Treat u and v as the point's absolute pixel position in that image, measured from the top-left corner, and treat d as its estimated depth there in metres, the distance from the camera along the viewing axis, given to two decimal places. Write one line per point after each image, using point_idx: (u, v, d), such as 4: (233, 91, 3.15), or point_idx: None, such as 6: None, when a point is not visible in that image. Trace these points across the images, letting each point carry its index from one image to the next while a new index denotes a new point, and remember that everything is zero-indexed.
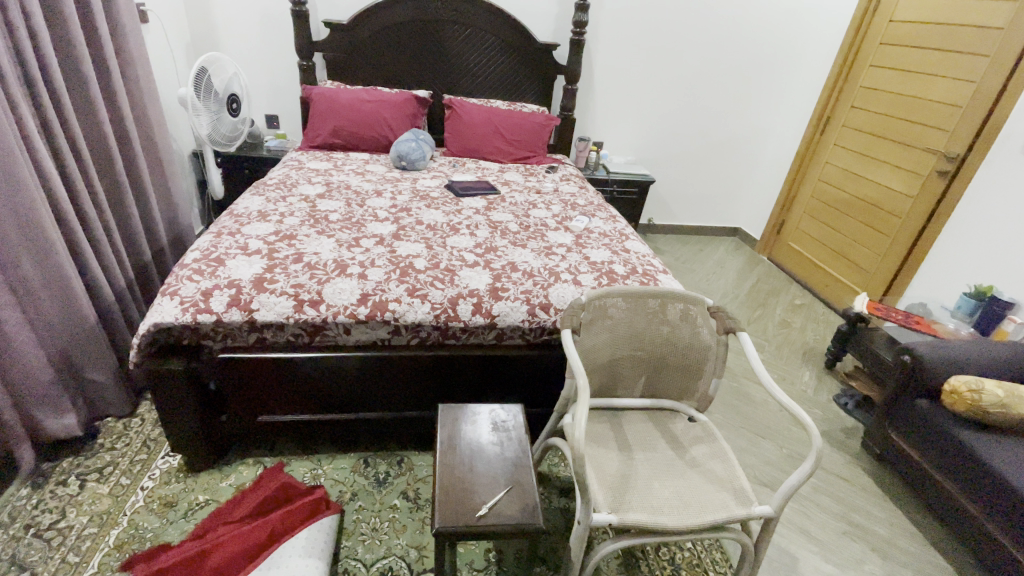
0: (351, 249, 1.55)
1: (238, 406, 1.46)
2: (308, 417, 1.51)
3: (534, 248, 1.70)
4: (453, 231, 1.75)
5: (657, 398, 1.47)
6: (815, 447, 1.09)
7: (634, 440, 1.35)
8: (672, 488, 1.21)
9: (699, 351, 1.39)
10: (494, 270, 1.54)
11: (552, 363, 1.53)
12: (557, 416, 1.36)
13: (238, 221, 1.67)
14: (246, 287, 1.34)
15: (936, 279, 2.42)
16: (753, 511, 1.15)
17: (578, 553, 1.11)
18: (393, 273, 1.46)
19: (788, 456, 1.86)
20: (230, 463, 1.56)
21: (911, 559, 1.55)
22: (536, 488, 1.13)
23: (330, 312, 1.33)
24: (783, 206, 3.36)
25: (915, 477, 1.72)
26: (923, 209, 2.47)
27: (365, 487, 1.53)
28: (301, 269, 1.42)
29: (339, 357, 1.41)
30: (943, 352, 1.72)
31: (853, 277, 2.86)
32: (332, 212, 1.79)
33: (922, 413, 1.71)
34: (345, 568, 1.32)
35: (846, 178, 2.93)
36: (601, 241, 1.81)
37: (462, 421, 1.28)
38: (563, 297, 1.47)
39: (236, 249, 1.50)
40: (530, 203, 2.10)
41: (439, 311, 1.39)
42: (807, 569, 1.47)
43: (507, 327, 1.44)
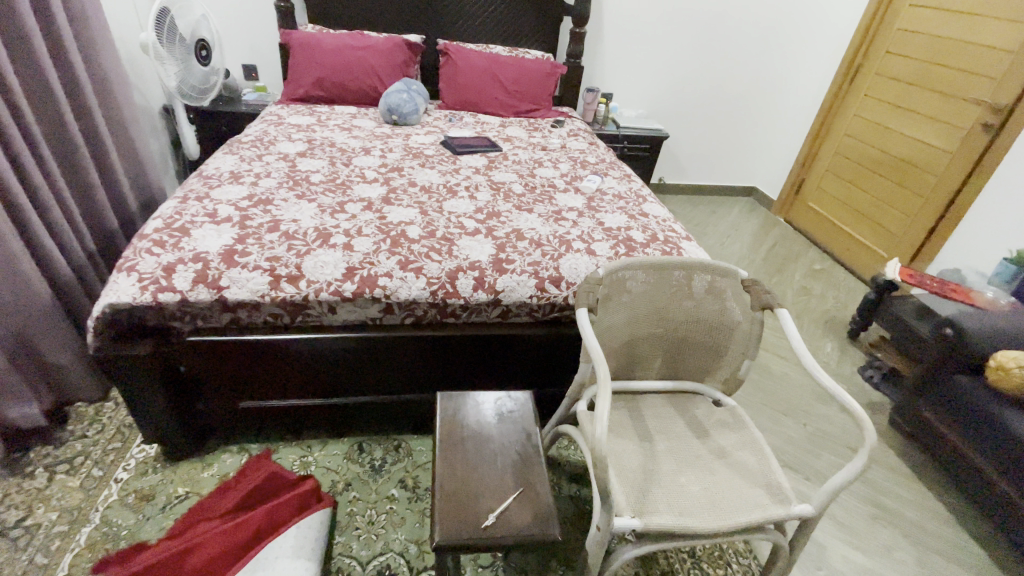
0: (335, 215, 1.37)
1: (218, 392, 1.32)
2: (295, 402, 1.38)
3: (542, 213, 1.52)
4: (451, 194, 1.56)
5: (678, 380, 1.33)
6: (867, 442, 0.95)
7: (655, 428, 1.21)
8: (700, 484, 1.08)
9: (727, 329, 1.25)
10: (497, 238, 1.37)
11: (563, 342, 1.37)
12: (569, 402, 1.22)
13: (208, 184, 1.48)
14: (215, 261, 1.17)
15: (973, 241, 2.24)
16: (793, 511, 1.02)
17: (596, 559, 0.99)
18: (383, 243, 1.28)
19: (812, 435, 1.74)
20: (212, 451, 1.43)
21: (944, 545, 1.44)
22: (549, 490, 1.00)
23: (312, 289, 1.17)
24: (804, 163, 3.14)
25: (948, 457, 1.60)
26: (962, 167, 2.28)
27: (360, 475, 1.41)
28: (278, 239, 1.25)
29: (325, 337, 1.25)
30: (987, 324, 1.58)
31: (879, 240, 2.67)
32: (315, 173, 1.59)
33: (959, 390, 1.58)
34: (338, 567, 1.21)
35: (876, 134, 2.70)
36: (615, 204, 1.62)
37: (462, 410, 1.14)
38: (576, 270, 1.30)
39: (204, 216, 1.32)
40: (535, 161, 1.90)
41: (436, 287, 1.22)
42: (836, 558, 1.37)
43: (512, 303, 1.28)
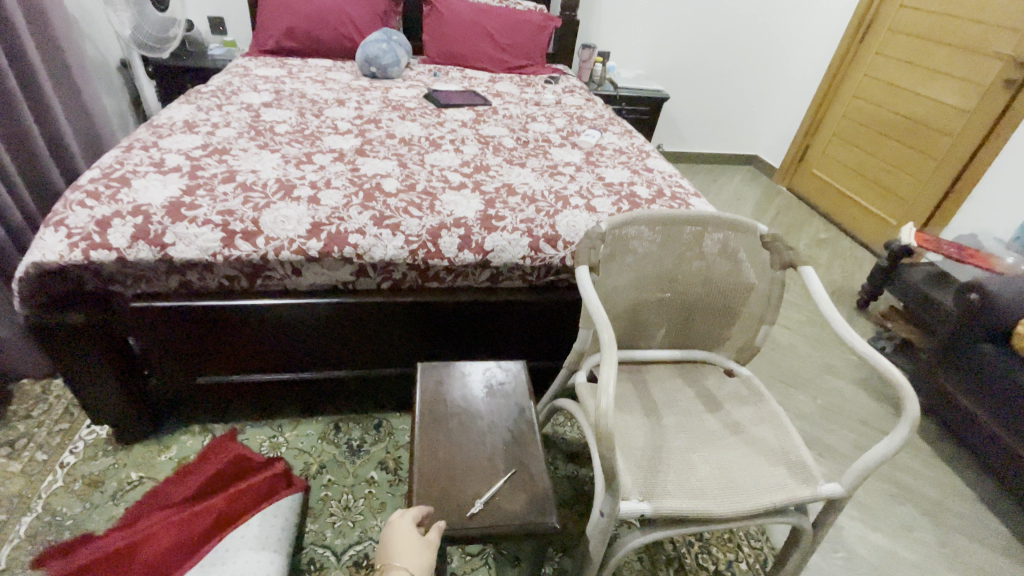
0: (300, 166, 1.21)
1: (173, 366, 1.18)
2: (261, 377, 1.24)
3: (535, 167, 1.37)
4: (434, 147, 1.40)
5: (686, 349, 1.20)
6: (908, 413, 0.82)
7: (662, 401, 1.09)
8: (714, 462, 0.96)
9: (742, 292, 1.12)
10: (485, 193, 1.22)
11: (559, 309, 1.24)
12: (566, 374, 1.09)
13: (158, 134, 1.31)
14: (158, 215, 1.02)
15: (989, 206, 2.12)
16: (820, 492, 0.90)
17: (598, 548, 0.87)
18: (355, 196, 1.12)
19: (822, 408, 1.64)
20: (171, 432, 1.29)
21: (965, 523, 1.35)
22: (545, 471, 0.87)
23: (271, 247, 1.01)
24: (809, 128, 2.99)
25: (969, 431, 1.50)
26: (980, 126, 2.15)
27: (336, 457, 1.28)
28: (233, 191, 1.09)
29: (291, 304, 1.10)
30: (1016, 288, 1.46)
31: (889, 207, 2.54)
32: (281, 123, 1.42)
33: (984, 359, 1.47)
34: (310, 558, 1.09)
35: (887, 94, 2.56)
36: (616, 159, 1.47)
37: (447, 383, 1.00)
38: (574, 227, 1.16)
39: (149, 166, 1.16)
40: (528, 115, 1.74)
41: (415, 246, 1.07)
42: (852, 539, 1.27)
43: (503, 265, 1.14)
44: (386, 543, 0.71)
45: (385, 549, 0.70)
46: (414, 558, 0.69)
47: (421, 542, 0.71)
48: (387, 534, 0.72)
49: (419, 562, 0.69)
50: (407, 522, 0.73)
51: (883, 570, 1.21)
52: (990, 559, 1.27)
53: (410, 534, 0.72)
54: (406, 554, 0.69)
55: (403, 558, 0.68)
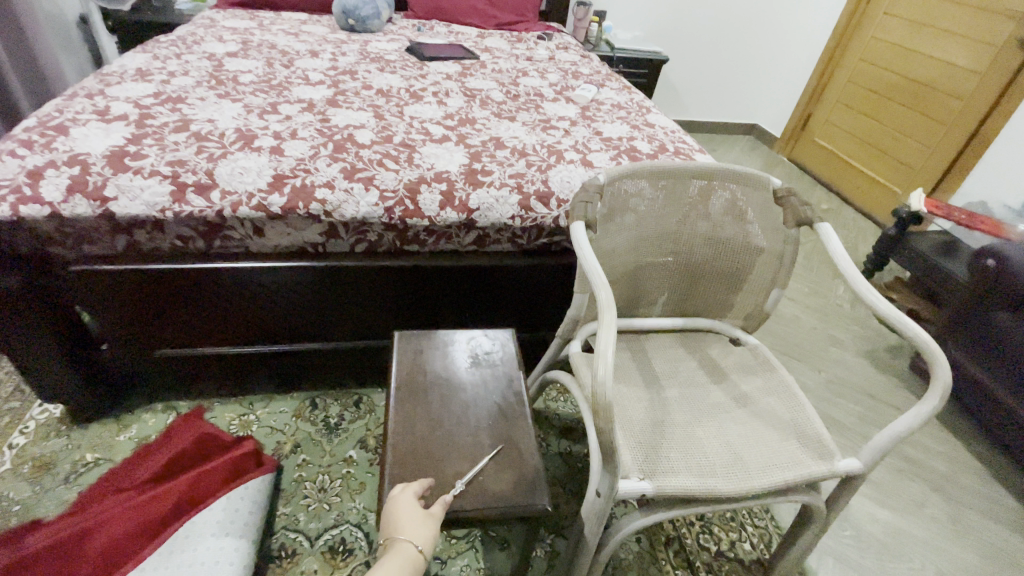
0: (264, 116, 1.09)
1: (128, 339, 1.07)
2: (227, 350, 1.13)
3: (526, 121, 1.25)
4: (415, 99, 1.28)
5: (690, 317, 1.11)
6: (940, 380, 0.73)
7: (663, 372, 1.00)
8: (721, 436, 0.87)
9: (751, 253, 1.02)
10: (471, 146, 1.11)
11: (552, 274, 1.14)
12: (559, 344, 1.00)
13: (106, 82, 1.18)
14: (98, 166, 0.90)
15: (1000, 172, 2.03)
16: (837, 468, 0.82)
17: (594, 531, 0.79)
18: (323, 147, 1.01)
19: (827, 381, 1.57)
20: (132, 410, 1.19)
21: (977, 500, 1.29)
22: (536, 449, 0.78)
23: (226, 202, 0.90)
24: (812, 94, 2.87)
25: (981, 405, 1.43)
26: (992, 89, 2.04)
27: (312, 435, 1.19)
28: (186, 140, 0.97)
29: (254, 268, 0.99)
30: None
31: (894, 176, 2.45)
32: (246, 73, 1.29)
33: (999, 329, 1.39)
34: (281, 543, 1.00)
35: (895, 57, 2.44)
36: (615, 114, 1.36)
37: (427, 353, 0.91)
38: (568, 183, 1.05)
39: (92, 115, 1.03)
40: (519, 70, 1.61)
41: (391, 202, 0.96)
42: (860, 517, 1.20)
43: (490, 226, 1.03)
44: (388, 516, 0.64)
45: (386, 524, 0.63)
46: (420, 530, 0.62)
47: (427, 513, 0.64)
48: (388, 508, 0.65)
49: (426, 534, 0.62)
50: (410, 494, 0.66)
51: (893, 549, 1.14)
52: (1004, 536, 1.21)
53: (414, 506, 0.65)
54: (411, 526, 0.62)
55: (407, 531, 0.62)
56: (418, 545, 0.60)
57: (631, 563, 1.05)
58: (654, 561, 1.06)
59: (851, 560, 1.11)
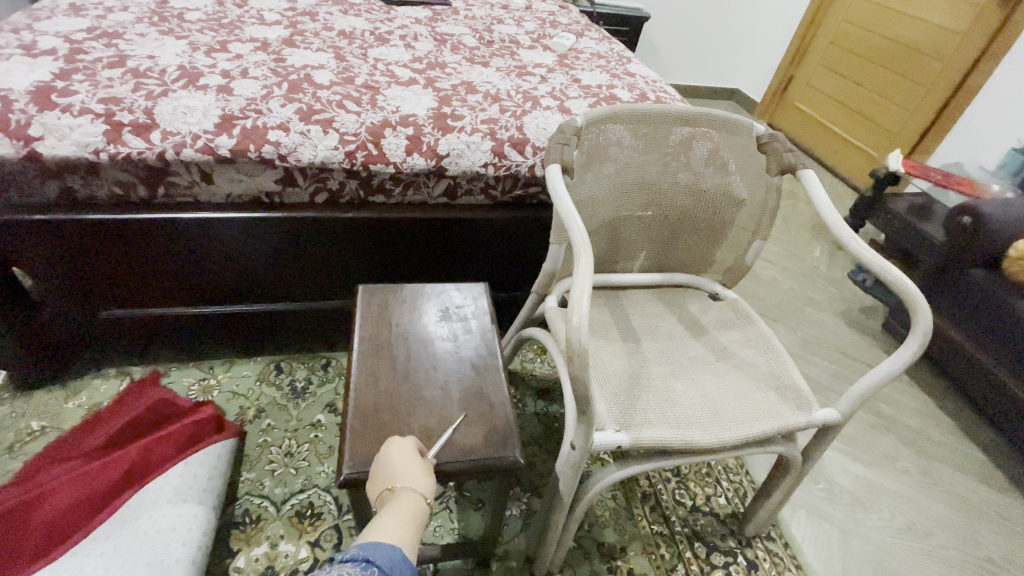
0: (211, 54, 0.99)
1: (72, 297, 0.98)
2: (181, 310, 1.05)
3: (501, 67, 1.18)
4: (380, 42, 1.19)
5: (668, 272, 1.08)
6: (921, 325, 0.72)
7: (641, 326, 0.97)
8: (699, 389, 0.85)
9: (733, 204, 0.99)
10: (440, 90, 1.04)
11: (527, 230, 1.09)
12: (535, 299, 0.96)
13: (33, 15, 1.06)
14: (20, 102, 0.80)
15: (977, 134, 2.04)
16: (815, 418, 0.81)
17: (568, 485, 0.77)
18: (277, 87, 0.93)
19: (804, 341, 1.57)
20: (81, 376, 1.11)
21: (946, 453, 1.31)
22: (508, 402, 0.75)
23: (168, 143, 0.82)
24: (793, 57, 2.82)
25: (952, 362, 1.46)
26: (972, 48, 2.03)
27: (277, 400, 1.14)
28: (121, 76, 0.88)
29: (203, 220, 0.91)
30: (1011, 211, 1.38)
31: (872, 139, 2.44)
32: (193, 10, 1.19)
33: (974, 286, 1.40)
34: (245, 510, 0.96)
35: (877, 16, 2.39)
36: (594, 62, 1.29)
37: (393, 307, 0.86)
38: (544, 130, 0.99)
39: (16, 48, 0.93)
40: (494, 18, 1.52)
41: (353, 146, 0.89)
42: (834, 470, 1.21)
43: (462, 175, 0.97)
44: (387, 469, 0.60)
45: (387, 478, 0.59)
46: (425, 479, 0.59)
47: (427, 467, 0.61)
48: (388, 464, 0.61)
49: (431, 484, 0.60)
50: (410, 454, 0.62)
51: (865, 501, 1.16)
52: (970, 487, 1.25)
53: (413, 460, 0.61)
54: (415, 475, 0.59)
55: (410, 478, 0.59)
56: (424, 492, 0.58)
57: (608, 519, 1.04)
58: (630, 515, 1.05)
59: (824, 512, 1.13)
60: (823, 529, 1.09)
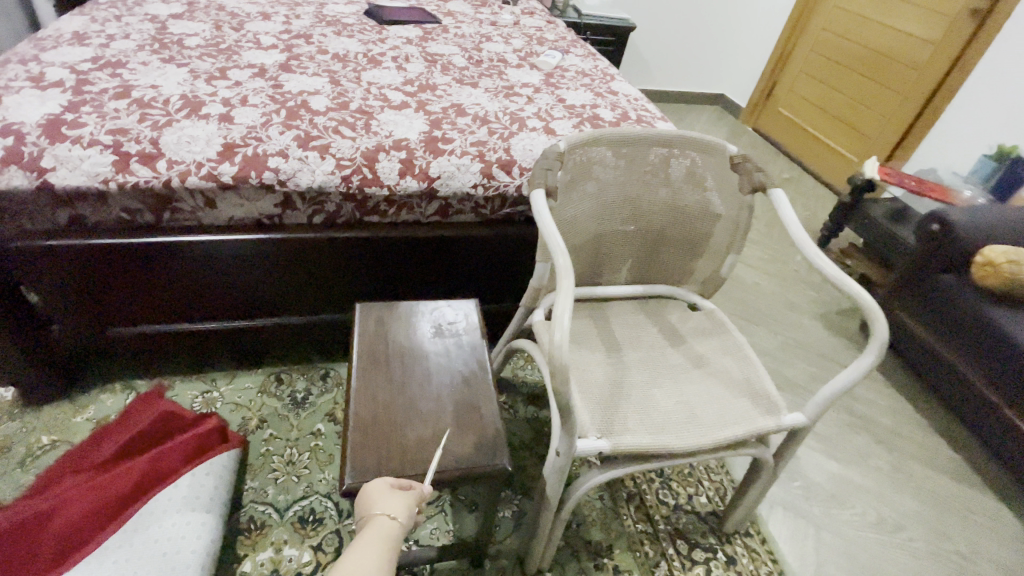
0: (211, 82, 1.04)
1: (80, 316, 1.03)
2: (185, 326, 1.10)
3: (489, 88, 1.23)
4: (373, 64, 1.24)
5: (650, 284, 1.13)
6: (878, 336, 0.78)
7: (624, 336, 1.03)
8: (677, 396, 0.91)
9: (709, 219, 1.05)
10: (431, 113, 1.09)
11: (516, 244, 1.14)
12: (524, 312, 1.01)
13: (38, 45, 1.11)
14: (32, 135, 0.85)
15: (952, 141, 2.11)
16: (783, 423, 0.87)
17: (555, 489, 0.82)
18: (276, 115, 0.98)
19: (784, 344, 1.63)
20: (88, 391, 1.16)
21: (918, 450, 1.38)
22: (497, 412, 0.80)
23: (174, 172, 0.87)
24: (776, 64, 2.89)
25: (924, 363, 1.53)
26: (946, 57, 2.10)
27: (278, 410, 1.19)
28: (127, 107, 0.93)
29: (206, 242, 0.96)
30: (977, 219, 1.45)
31: (852, 145, 2.51)
32: (191, 36, 1.23)
33: (943, 291, 1.47)
34: (250, 516, 1.01)
35: (856, 26, 2.46)
36: (578, 81, 1.34)
37: (389, 323, 0.91)
38: (530, 151, 1.05)
39: (25, 80, 0.97)
40: (483, 35, 1.57)
41: (349, 171, 0.95)
42: (811, 469, 1.28)
43: (453, 196, 1.02)
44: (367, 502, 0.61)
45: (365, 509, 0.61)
46: (397, 502, 0.61)
47: (404, 497, 0.62)
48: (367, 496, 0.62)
49: (404, 505, 0.61)
50: (389, 485, 0.63)
51: (839, 497, 1.23)
52: (940, 482, 1.31)
53: (391, 491, 0.63)
54: (386, 500, 0.61)
55: (384, 506, 0.60)
56: (395, 514, 0.59)
57: (594, 519, 1.09)
58: (616, 515, 1.11)
59: (800, 508, 1.19)
60: (799, 525, 1.16)
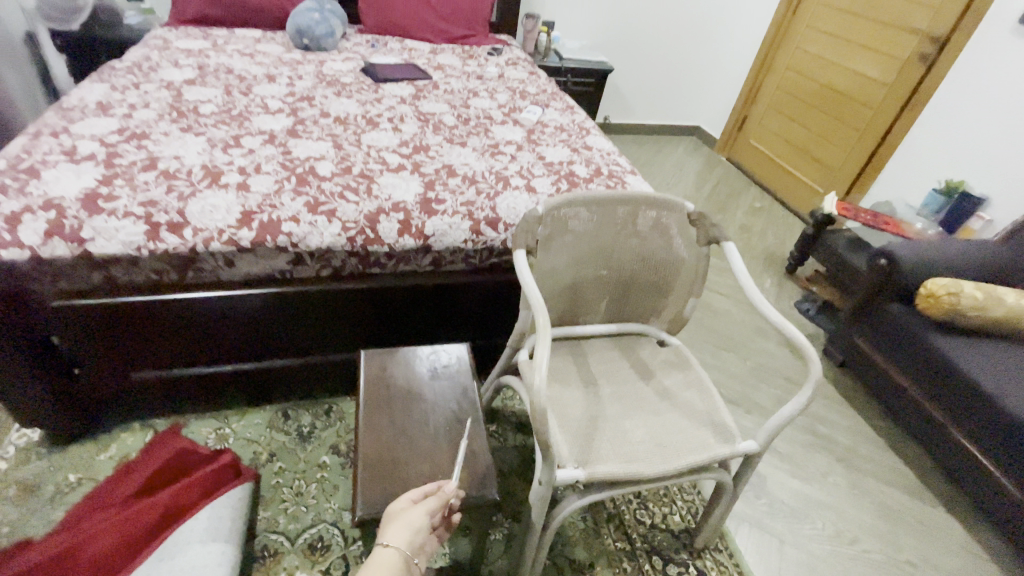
0: (227, 150, 1.17)
1: (107, 363, 1.13)
2: (202, 369, 1.21)
3: (477, 147, 1.37)
4: (371, 126, 1.38)
5: (623, 322, 1.26)
6: (813, 374, 0.91)
7: (600, 372, 1.15)
8: (646, 427, 1.02)
9: (674, 266, 1.18)
10: (425, 175, 1.22)
11: (502, 288, 1.27)
12: (510, 352, 1.13)
13: (67, 117, 1.23)
14: (73, 209, 0.96)
15: (906, 175, 2.29)
16: (738, 449, 0.99)
17: (539, 514, 0.93)
18: (287, 182, 1.10)
19: (752, 369, 1.77)
20: (110, 430, 1.25)
21: (874, 467, 1.51)
22: (487, 448, 0.91)
23: (199, 238, 0.98)
24: (746, 99, 3.08)
25: (879, 385, 1.67)
26: (898, 99, 2.28)
27: (286, 444, 1.29)
28: (155, 180, 1.05)
29: (225, 296, 1.08)
30: (921, 254, 1.60)
31: (817, 176, 2.68)
32: (205, 103, 1.36)
33: (892, 319, 1.62)
34: (263, 544, 1.10)
35: (817, 66, 2.66)
36: (557, 136, 1.49)
37: (390, 368, 1.02)
38: (514, 209, 1.18)
39: (60, 154, 1.09)
40: (470, 90, 1.72)
41: (353, 232, 1.07)
42: (775, 486, 1.40)
43: (445, 249, 1.15)
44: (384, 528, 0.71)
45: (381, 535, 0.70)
46: (395, 529, 0.69)
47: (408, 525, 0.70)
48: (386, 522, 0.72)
49: (401, 532, 0.68)
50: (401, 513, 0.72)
51: (802, 513, 1.35)
52: (893, 497, 1.44)
53: (400, 519, 0.71)
54: (388, 528, 0.70)
55: (389, 536, 0.68)
56: (389, 541, 0.67)
57: (578, 538, 1.20)
58: (598, 534, 1.22)
59: (764, 524, 1.31)
60: (764, 539, 1.27)
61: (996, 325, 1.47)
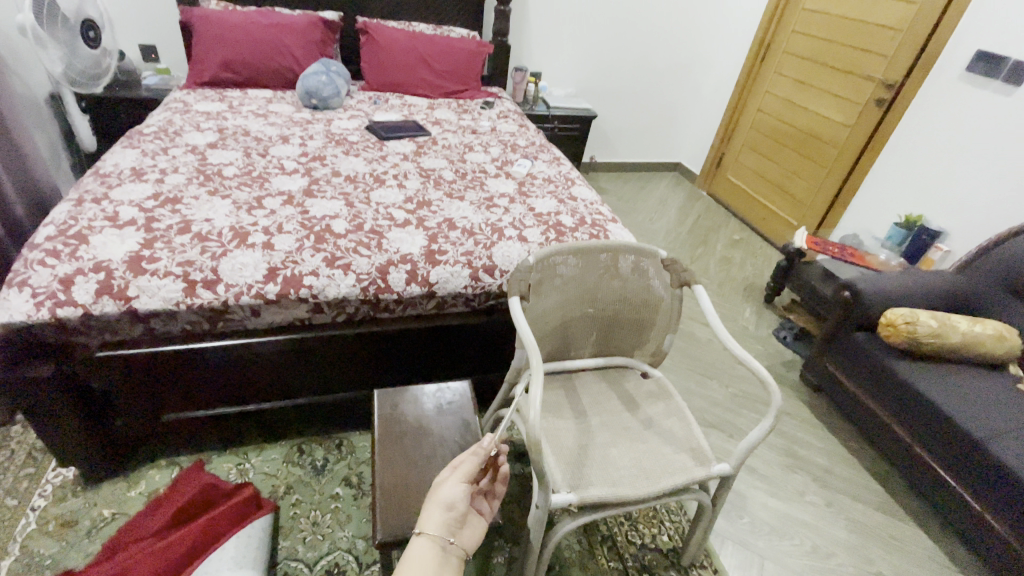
0: (252, 211, 1.31)
1: (141, 406, 1.24)
2: (226, 408, 1.32)
3: (474, 200, 1.52)
4: (378, 183, 1.53)
5: (609, 356, 1.39)
6: (774, 404, 1.04)
7: (589, 404, 1.27)
8: (631, 454, 1.14)
9: (652, 306, 1.31)
10: (428, 229, 1.36)
11: (499, 328, 1.40)
12: (507, 387, 1.25)
13: (106, 183, 1.37)
14: (119, 270, 1.09)
15: (871, 209, 2.47)
16: (713, 471, 1.11)
17: (538, 535, 1.04)
18: (306, 240, 1.24)
19: (734, 395, 1.89)
20: (138, 467, 1.35)
21: (848, 486, 1.62)
22: None
23: (231, 293, 1.12)
24: (723, 137, 3.29)
25: (851, 408, 1.79)
26: (859, 139, 2.48)
27: (302, 477, 1.39)
28: (190, 241, 1.18)
29: (252, 342, 1.20)
30: (882, 286, 1.75)
31: (791, 208, 2.87)
32: (228, 165, 1.51)
33: (859, 346, 1.75)
34: (284, 571, 1.20)
35: (786, 109, 2.87)
36: (545, 188, 1.65)
37: (401, 406, 1.14)
38: (508, 257, 1.32)
39: (104, 219, 1.22)
40: (465, 145, 1.88)
41: (366, 283, 1.20)
42: (756, 506, 1.51)
43: (447, 294, 1.28)
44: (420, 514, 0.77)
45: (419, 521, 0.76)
46: (428, 517, 0.75)
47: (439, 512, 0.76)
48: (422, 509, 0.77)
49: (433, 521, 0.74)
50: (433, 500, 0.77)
51: (781, 530, 1.45)
52: (867, 513, 1.55)
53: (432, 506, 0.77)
54: (423, 516, 0.75)
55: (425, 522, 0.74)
56: (423, 529, 0.73)
57: (574, 559, 1.30)
58: (592, 555, 1.32)
59: (746, 542, 1.41)
60: (746, 556, 1.37)
61: (951, 351, 1.60)
